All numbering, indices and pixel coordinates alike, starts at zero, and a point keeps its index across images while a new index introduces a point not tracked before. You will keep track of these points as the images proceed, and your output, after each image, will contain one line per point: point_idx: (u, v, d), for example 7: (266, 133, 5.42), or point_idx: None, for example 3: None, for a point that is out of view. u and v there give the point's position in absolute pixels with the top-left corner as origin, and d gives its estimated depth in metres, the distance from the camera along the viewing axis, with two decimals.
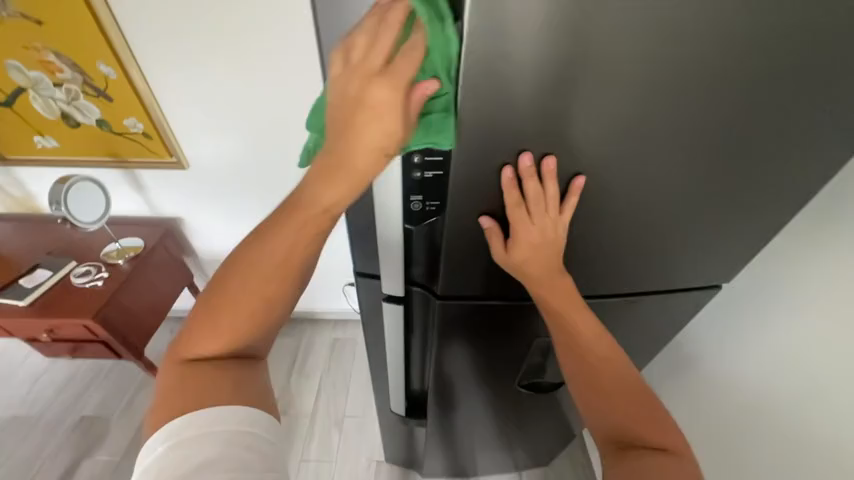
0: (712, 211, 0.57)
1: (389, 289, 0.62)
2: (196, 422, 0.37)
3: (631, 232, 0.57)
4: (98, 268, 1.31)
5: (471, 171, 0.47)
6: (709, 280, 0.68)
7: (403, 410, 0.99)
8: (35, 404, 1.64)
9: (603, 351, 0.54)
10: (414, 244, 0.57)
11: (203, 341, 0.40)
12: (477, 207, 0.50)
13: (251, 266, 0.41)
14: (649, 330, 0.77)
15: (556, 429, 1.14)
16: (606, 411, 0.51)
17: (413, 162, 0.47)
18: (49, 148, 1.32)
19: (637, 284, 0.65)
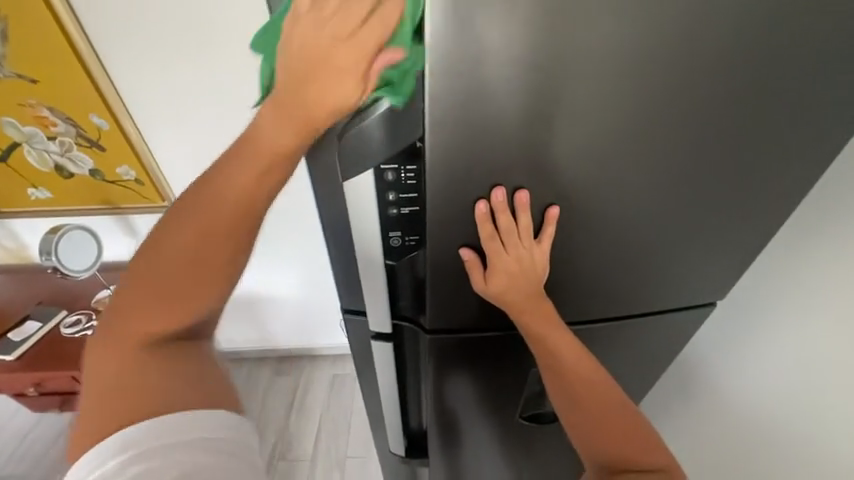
0: (695, 230, 0.57)
1: (376, 326, 0.61)
2: (164, 430, 0.34)
3: (615, 255, 0.57)
4: (89, 316, 1.29)
5: (447, 205, 0.47)
6: (702, 298, 0.67)
7: (404, 449, 0.94)
8: (23, 464, 1.57)
9: (590, 376, 0.53)
10: (397, 280, 0.56)
11: (150, 322, 0.37)
12: (457, 240, 0.50)
13: (200, 213, 0.36)
14: (648, 352, 0.75)
15: (565, 460, 1.08)
16: (598, 438, 0.51)
17: (387, 199, 0.47)
18: (42, 199, 1.34)
19: (628, 307, 0.64)
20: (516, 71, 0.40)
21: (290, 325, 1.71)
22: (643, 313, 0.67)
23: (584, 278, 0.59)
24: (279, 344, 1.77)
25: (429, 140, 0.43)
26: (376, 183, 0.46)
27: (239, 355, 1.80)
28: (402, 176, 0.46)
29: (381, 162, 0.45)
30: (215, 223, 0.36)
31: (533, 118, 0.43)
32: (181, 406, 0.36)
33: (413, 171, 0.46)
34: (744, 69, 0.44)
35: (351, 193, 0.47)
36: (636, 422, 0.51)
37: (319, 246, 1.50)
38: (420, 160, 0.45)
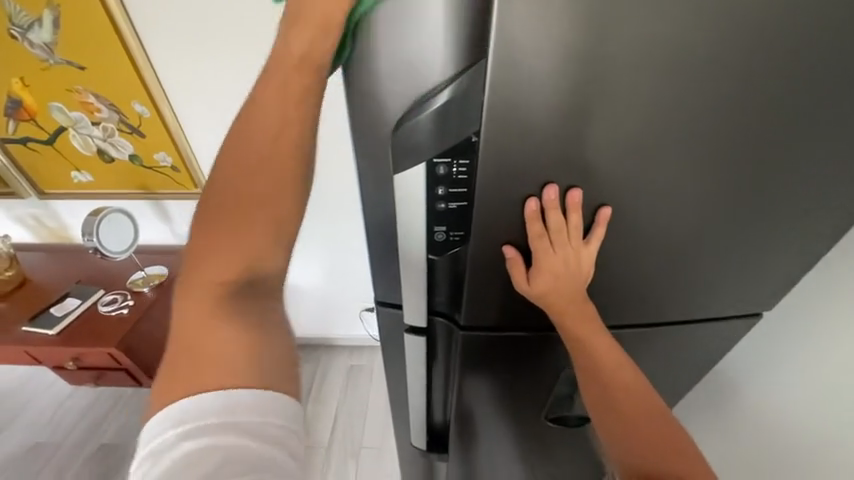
0: (748, 235, 0.54)
1: (411, 320, 0.61)
2: (222, 409, 0.35)
3: (664, 258, 0.55)
4: (124, 296, 1.35)
5: (496, 200, 0.46)
6: (747, 306, 0.65)
7: (424, 443, 0.95)
8: (57, 432, 1.66)
9: (629, 382, 0.51)
10: (437, 276, 0.55)
11: (220, 259, 0.41)
12: (502, 236, 0.49)
13: (248, 125, 0.42)
14: (682, 361, 0.73)
15: (584, 463, 1.08)
16: (639, 446, 0.48)
17: (436, 194, 0.47)
18: (84, 182, 1.40)
19: (668, 313, 0.63)
20: (577, 70, 0.39)
21: (311, 315, 1.73)
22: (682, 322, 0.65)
23: (627, 284, 0.57)
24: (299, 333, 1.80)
25: (484, 133, 0.42)
26: (426, 177, 0.46)
27: None
28: (454, 170, 0.45)
29: (433, 156, 0.44)
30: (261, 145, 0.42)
31: (590, 118, 0.42)
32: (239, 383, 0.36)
33: (465, 166, 0.45)
34: (818, 67, 0.42)
35: (399, 187, 0.47)
36: (679, 438, 0.48)
37: (343, 239, 1.52)
38: (474, 155, 0.44)
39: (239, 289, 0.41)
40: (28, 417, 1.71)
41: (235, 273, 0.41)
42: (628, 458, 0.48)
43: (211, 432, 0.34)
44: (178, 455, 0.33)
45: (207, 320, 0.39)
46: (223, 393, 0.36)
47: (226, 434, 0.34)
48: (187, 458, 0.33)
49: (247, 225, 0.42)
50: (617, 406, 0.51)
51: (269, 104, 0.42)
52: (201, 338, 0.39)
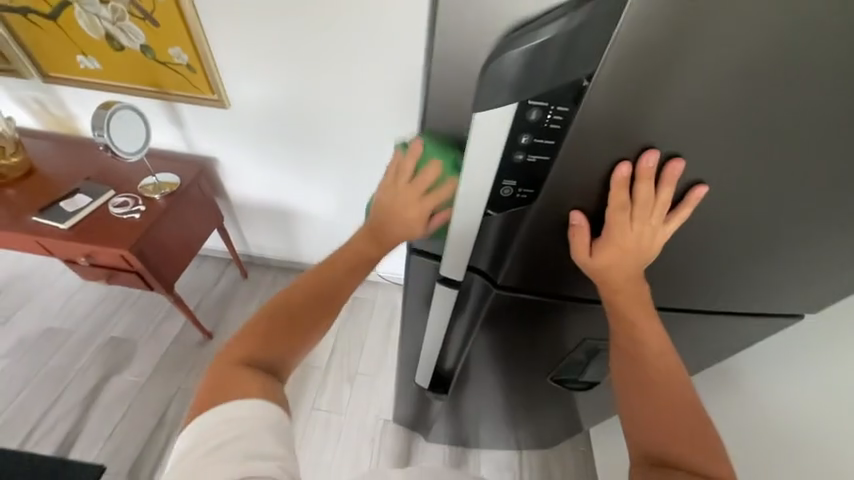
0: (804, 230, 0.54)
1: (448, 272, 0.59)
2: (228, 411, 0.43)
3: (714, 242, 0.56)
4: (135, 200, 1.32)
5: (581, 163, 0.43)
6: (767, 297, 0.67)
7: (427, 383, 0.99)
8: (70, 321, 1.73)
9: (666, 370, 0.51)
10: (489, 230, 0.53)
11: (266, 343, 0.50)
12: (571, 200, 0.47)
13: (337, 261, 0.58)
14: (687, 336, 0.77)
15: (562, 412, 1.18)
16: (655, 428, 0.49)
17: (518, 142, 0.42)
18: (91, 69, 1.29)
19: (696, 292, 0.66)
20: (733, 24, 0.33)
21: (320, 244, 1.73)
22: (701, 300, 0.68)
23: (670, 259, 0.58)
24: (306, 259, 1.82)
25: (597, 77, 0.36)
26: (513, 121, 0.40)
27: (267, 262, 1.88)
28: (547, 117, 0.40)
29: (530, 98, 0.38)
30: (347, 272, 0.58)
31: (716, 87, 0.37)
32: (242, 395, 0.44)
33: (562, 116, 0.39)
34: None
35: (476, 129, 0.41)
36: (707, 434, 0.47)
37: (361, 169, 1.44)
38: (576, 104, 0.38)
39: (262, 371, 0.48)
40: (40, 304, 1.77)
41: (268, 352, 0.50)
42: (648, 441, 0.49)
43: (217, 427, 0.42)
44: (196, 448, 0.42)
45: (235, 369, 0.47)
46: (230, 403, 0.44)
47: (228, 427, 0.42)
48: (201, 447, 0.41)
49: (295, 312, 0.53)
50: (647, 390, 0.50)
51: (361, 245, 0.59)
52: (226, 381, 0.45)
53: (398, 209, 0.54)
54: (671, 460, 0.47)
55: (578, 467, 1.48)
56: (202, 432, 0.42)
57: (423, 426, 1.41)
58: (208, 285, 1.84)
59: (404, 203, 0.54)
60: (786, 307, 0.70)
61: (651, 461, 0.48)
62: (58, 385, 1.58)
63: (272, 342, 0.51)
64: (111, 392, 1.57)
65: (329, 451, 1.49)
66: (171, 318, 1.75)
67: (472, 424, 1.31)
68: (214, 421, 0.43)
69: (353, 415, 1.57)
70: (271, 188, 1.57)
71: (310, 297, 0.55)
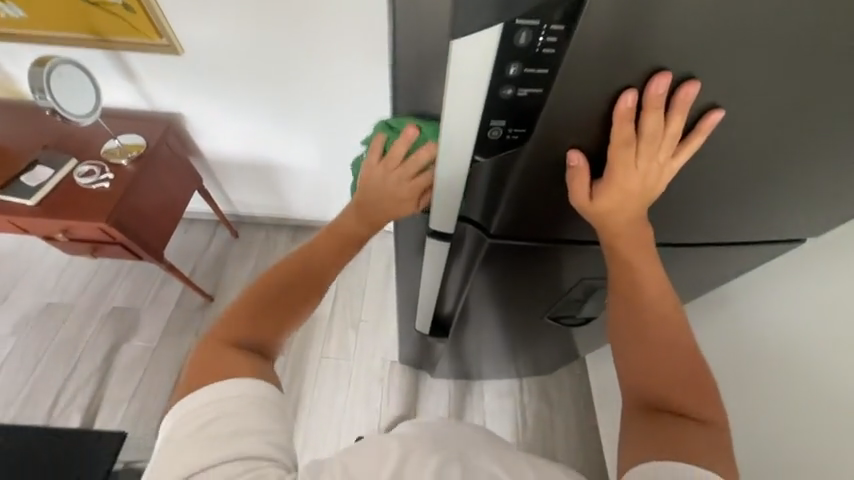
0: (812, 152, 0.51)
1: (437, 225, 0.56)
2: (215, 391, 0.44)
3: (719, 173, 0.52)
4: (102, 168, 1.24)
5: (578, 95, 0.38)
6: (771, 224, 0.66)
7: (427, 330, 1.01)
8: (67, 295, 1.73)
9: (664, 312, 0.52)
10: (478, 178, 0.49)
11: (254, 323, 0.51)
12: (568, 138, 0.43)
13: (331, 234, 0.60)
14: (687, 268, 0.76)
15: (559, 341, 1.23)
16: (648, 371, 0.49)
17: (507, 75, 0.36)
18: (15, 19, 1.15)
19: (697, 227, 0.64)
20: None
21: (308, 198, 1.67)
22: (701, 233, 0.66)
23: (670, 195, 0.55)
24: (296, 213, 1.77)
25: None
26: (499, 47, 0.34)
27: (257, 220, 1.83)
28: (539, 41, 0.34)
29: (518, 15, 0.32)
30: (340, 248, 0.59)
31: None
32: (229, 376, 0.45)
33: (557, 36, 0.33)
34: None
35: (454, 61, 0.34)
36: (698, 376, 0.48)
37: (340, 111, 1.35)
38: (575, 19, 0.32)
39: (249, 351, 0.49)
40: (33, 281, 1.76)
41: (255, 332, 0.51)
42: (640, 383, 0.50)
43: (204, 407, 0.43)
44: (181, 428, 0.42)
45: (222, 348, 0.48)
46: (217, 385, 0.44)
47: (213, 407, 0.43)
48: (188, 425, 0.42)
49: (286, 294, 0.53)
50: (644, 334, 0.51)
51: (351, 223, 0.60)
52: (216, 363, 0.46)
53: (390, 192, 0.57)
54: (663, 402, 0.48)
55: (575, 388, 1.60)
56: (183, 415, 0.43)
57: (428, 364, 1.49)
58: (200, 248, 1.81)
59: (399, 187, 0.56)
60: (786, 232, 0.69)
61: (641, 403, 0.49)
62: (71, 357, 1.62)
63: (260, 321, 0.51)
64: (124, 358, 1.62)
65: (342, 393, 1.58)
66: (169, 283, 1.76)
67: (474, 359, 1.38)
68: (205, 401, 0.43)
69: (361, 360, 1.64)
70: (247, 142, 1.47)
71: (304, 278, 0.55)
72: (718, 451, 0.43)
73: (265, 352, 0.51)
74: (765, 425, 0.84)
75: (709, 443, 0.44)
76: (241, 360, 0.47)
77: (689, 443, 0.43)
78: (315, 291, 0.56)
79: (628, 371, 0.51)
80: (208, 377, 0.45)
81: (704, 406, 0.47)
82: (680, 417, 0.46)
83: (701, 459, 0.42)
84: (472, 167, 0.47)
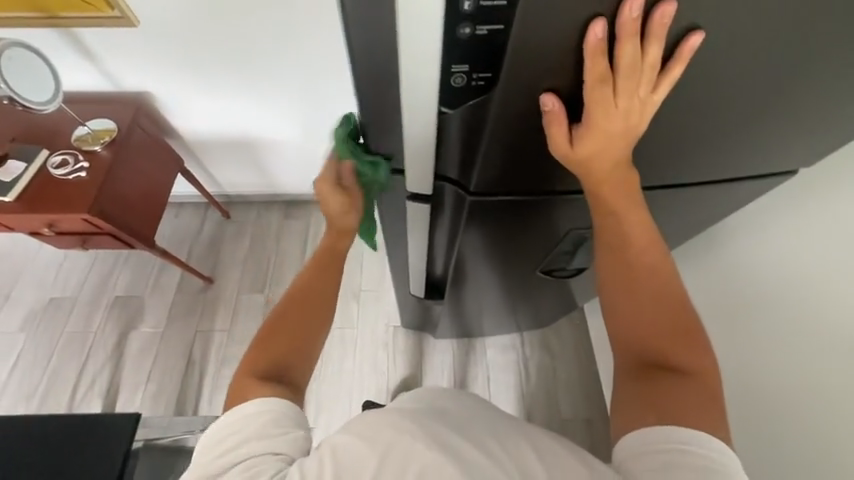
0: (796, 75, 0.48)
1: (414, 187, 0.56)
2: (239, 411, 0.51)
3: (702, 106, 0.50)
4: (75, 157, 1.20)
5: (545, 28, 0.35)
6: (761, 159, 0.64)
7: (422, 292, 1.03)
8: (68, 289, 1.74)
9: (653, 260, 0.53)
10: (449, 133, 0.47)
11: (272, 356, 0.56)
12: (540, 81, 0.40)
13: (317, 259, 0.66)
14: (677, 210, 0.75)
15: (556, 293, 1.24)
16: (640, 322, 0.52)
17: (462, 9, 0.34)
18: None
19: (684, 168, 0.62)
20: None
21: (294, 171, 1.63)
22: (689, 173, 0.65)
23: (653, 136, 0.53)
24: (285, 188, 1.74)
25: None
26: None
27: (246, 199, 1.80)
28: None
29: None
30: (330, 267, 0.65)
31: None
32: (250, 400, 0.51)
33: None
34: None
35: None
36: (689, 324, 0.50)
37: (315, 73, 1.27)
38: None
39: (274, 382, 0.54)
40: (32, 278, 1.77)
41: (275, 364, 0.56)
42: (629, 338, 0.52)
43: (230, 421, 0.50)
44: (213, 438, 0.50)
45: (248, 384, 0.53)
46: (240, 409, 0.51)
47: (237, 422, 0.50)
48: (217, 434, 0.50)
49: (292, 323, 0.58)
50: (634, 286, 0.53)
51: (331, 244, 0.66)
52: (246, 393, 0.52)
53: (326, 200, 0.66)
54: (653, 358, 0.50)
55: (576, 336, 1.64)
56: (215, 428, 0.50)
57: (430, 327, 1.52)
58: (193, 232, 1.80)
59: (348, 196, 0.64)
60: (776, 165, 0.68)
61: (633, 358, 0.51)
62: (83, 348, 1.66)
63: (278, 351, 0.56)
64: (134, 344, 1.66)
65: (349, 360, 1.63)
66: (167, 269, 1.77)
67: (475, 318, 1.41)
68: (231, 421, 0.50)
69: (364, 327, 1.68)
70: (223, 118, 1.41)
71: (302, 303, 0.61)
72: (706, 400, 0.46)
73: (289, 379, 0.55)
74: (757, 358, 0.87)
75: (698, 394, 0.46)
76: (267, 388, 0.52)
77: (677, 399, 0.46)
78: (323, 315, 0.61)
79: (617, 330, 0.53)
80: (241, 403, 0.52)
81: (692, 356, 0.49)
82: (669, 372, 0.48)
83: (689, 416, 0.45)
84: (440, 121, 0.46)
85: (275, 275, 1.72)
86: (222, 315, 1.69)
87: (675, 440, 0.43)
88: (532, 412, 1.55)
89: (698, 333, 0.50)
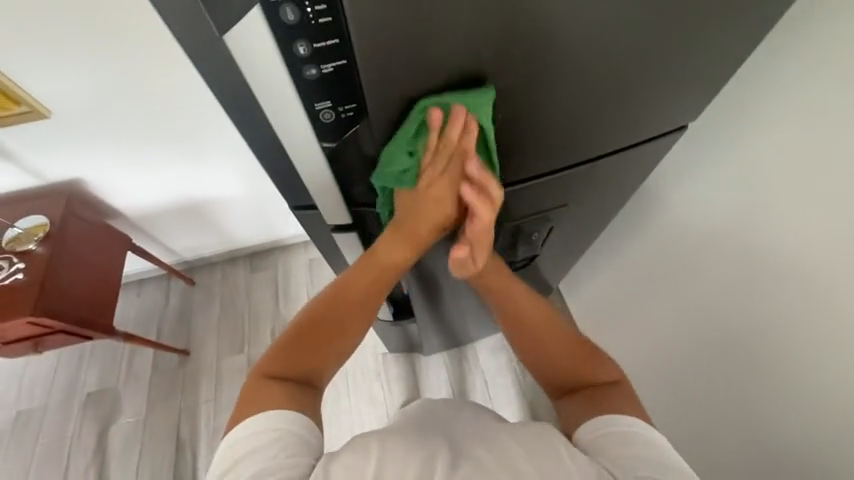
0: (638, 51, 0.54)
1: (333, 219, 0.65)
2: (252, 426, 0.54)
3: (563, 95, 0.56)
4: (10, 260, 1.16)
5: (380, 50, 0.40)
6: (648, 124, 0.70)
7: (391, 314, 1.12)
8: (36, 397, 1.64)
9: (545, 318, 0.72)
10: (343, 161, 0.54)
11: (292, 358, 0.61)
12: (399, 98, 0.46)
13: (370, 265, 0.66)
14: (595, 183, 0.81)
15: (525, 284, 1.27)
16: (553, 366, 0.69)
17: (300, 53, 0.40)
18: None
19: (577, 146, 0.68)
20: None
21: (248, 222, 1.61)
22: (587, 149, 0.70)
23: (529, 125, 0.60)
24: (244, 242, 1.71)
25: None
26: (272, 26, 0.38)
27: (207, 261, 1.76)
28: (308, 13, 0.37)
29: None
30: (378, 282, 0.67)
31: None
32: (266, 412, 0.55)
33: (323, 4, 0.36)
34: None
35: (244, 52, 0.40)
36: (592, 353, 0.68)
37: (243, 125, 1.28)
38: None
39: (291, 386, 0.59)
40: None
41: (293, 370, 0.61)
42: (555, 374, 0.69)
43: (240, 444, 0.53)
44: (228, 457, 0.53)
45: (267, 382, 0.58)
46: (253, 422, 0.54)
47: (246, 444, 0.53)
48: (230, 455, 0.53)
49: (323, 334, 0.64)
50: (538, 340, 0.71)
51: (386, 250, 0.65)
52: (260, 392, 0.57)
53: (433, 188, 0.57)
54: (576, 383, 0.67)
55: None
56: (229, 445, 0.54)
57: (417, 345, 1.51)
58: (160, 307, 1.74)
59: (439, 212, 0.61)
60: (667, 125, 0.73)
61: (560, 390, 0.69)
62: (61, 456, 1.55)
63: (300, 357, 0.62)
64: (116, 439, 1.57)
65: (345, 400, 1.59)
66: (138, 352, 1.69)
67: (458, 326, 1.41)
68: (245, 433, 0.54)
69: (354, 362, 1.64)
70: (162, 187, 1.39)
71: (336, 317, 0.65)
72: (624, 397, 0.61)
73: (306, 390, 0.61)
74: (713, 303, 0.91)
75: (616, 394, 0.62)
76: (282, 395, 0.57)
77: (608, 404, 0.60)
78: (353, 336, 0.66)
79: (537, 370, 0.71)
80: (257, 398, 0.57)
81: (604, 371, 0.66)
82: (591, 389, 0.65)
83: (619, 411, 0.59)
84: (330, 154, 0.52)
85: (251, 331, 1.67)
86: (205, 386, 1.62)
87: (619, 423, 0.56)
88: (536, 406, 1.55)
89: (597, 352, 0.68)
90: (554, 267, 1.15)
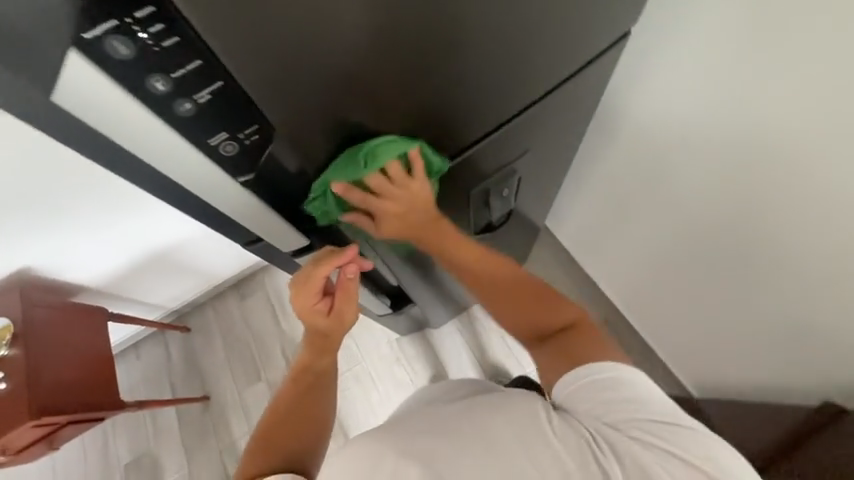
0: None
1: (284, 244, 0.63)
2: None
3: (480, 52, 0.54)
4: None
5: (256, 60, 0.38)
6: (582, 49, 0.67)
7: (389, 306, 1.10)
8: None
9: (502, 266, 0.73)
10: (267, 185, 0.51)
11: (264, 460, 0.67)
12: (301, 103, 0.44)
13: (304, 366, 0.73)
14: (547, 122, 0.78)
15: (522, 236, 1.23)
16: (520, 318, 0.72)
17: (161, 91, 0.37)
18: None
19: (517, 95, 0.65)
20: None
21: (220, 255, 1.53)
22: (527, 94, 0.67)
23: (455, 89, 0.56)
24: (223, 276, 1.64)
25: None
26: (111, 70, 0.34)
27: (194, 304, 1.70)
28: (145, 41, 0.33)
29: (82, 32, 0.32)
30: (318, 376, 0.74)
31: None
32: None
33: (157, 26, 0.33)
34: None
35: (92, 109, 0.36)
36: (558, 300, 0.71)
37: None
38: (150, 6, 0.32)
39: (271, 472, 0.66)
40: None
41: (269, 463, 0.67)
42: (523, 327, 0.73)
43: None
44: None
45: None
46: None
47: None
48: None
49: (285, 436, 0.70)
50: (505, 294, 0.73)
51: (310, 349, 0.72)
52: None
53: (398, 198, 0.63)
54: (547, 328, 0.70)
55: None
56: None
57: (426, 322, 1.50)
58: (164, 363, 1.70)
59: (414, 211, 0.66)
60: (603, 43, 0.70)
61: (534, 340, 0.72)
62: None
63: (271, 456, 0.67)
64: None
65: (375, 393, 1.61)
66: (159, 412, 1.67)
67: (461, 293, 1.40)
68: None
69: (371, 355, 1.64)
70: (114, 249, 1.30)
71: (292, 414, 0.71)
72: (582, 340, 0.67)
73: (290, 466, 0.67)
74: None
75: (575, 340, 0.67)
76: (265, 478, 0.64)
77: (581, 351, 0.65)
78: (315, 425, 0.72)
79: (513, 321, 0.73)
80: None
81: (565, 315, 0.70)
82: (566, 335, 0.68)
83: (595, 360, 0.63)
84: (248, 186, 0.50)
85: (262, 358, 1.65)
86: (236, 423, 1.62)
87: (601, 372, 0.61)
88: None
89: (558, 297, 0.72)
90: (535, 208, 1.13)
